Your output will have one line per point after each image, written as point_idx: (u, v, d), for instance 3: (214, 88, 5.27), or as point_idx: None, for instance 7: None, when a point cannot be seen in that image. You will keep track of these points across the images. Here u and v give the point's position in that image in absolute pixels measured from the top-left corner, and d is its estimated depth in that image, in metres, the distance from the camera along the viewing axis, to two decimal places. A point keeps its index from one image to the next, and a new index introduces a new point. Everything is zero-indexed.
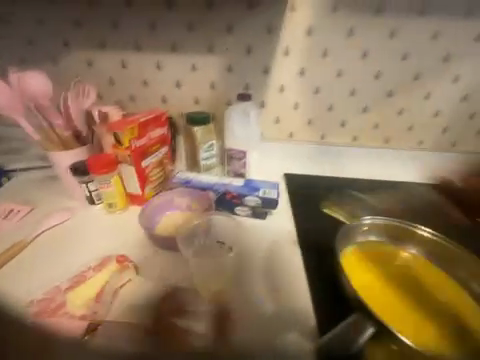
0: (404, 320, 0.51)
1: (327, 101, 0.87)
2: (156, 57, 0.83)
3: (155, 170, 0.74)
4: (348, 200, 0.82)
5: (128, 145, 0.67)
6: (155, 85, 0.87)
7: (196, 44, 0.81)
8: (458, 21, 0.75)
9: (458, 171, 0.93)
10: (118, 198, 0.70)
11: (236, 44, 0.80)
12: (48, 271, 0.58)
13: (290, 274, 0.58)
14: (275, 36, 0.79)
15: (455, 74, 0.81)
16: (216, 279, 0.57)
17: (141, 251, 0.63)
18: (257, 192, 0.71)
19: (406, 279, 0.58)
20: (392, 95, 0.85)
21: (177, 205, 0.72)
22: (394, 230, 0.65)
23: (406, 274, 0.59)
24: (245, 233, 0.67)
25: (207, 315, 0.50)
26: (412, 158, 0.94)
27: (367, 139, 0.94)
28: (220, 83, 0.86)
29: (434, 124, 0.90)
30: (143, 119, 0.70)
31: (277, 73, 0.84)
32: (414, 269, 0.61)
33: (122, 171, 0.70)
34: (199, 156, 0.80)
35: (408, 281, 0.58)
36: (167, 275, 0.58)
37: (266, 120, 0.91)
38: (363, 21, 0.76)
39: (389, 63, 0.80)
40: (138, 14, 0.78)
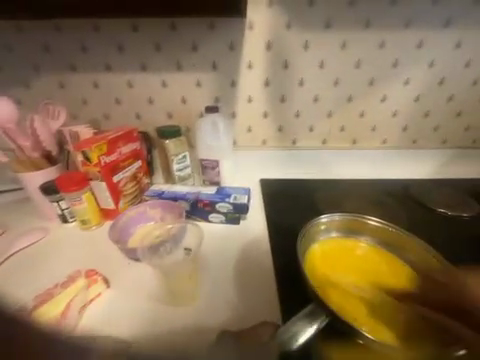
0: (370, 315, 0.51)
1: (293, 108, 0.93)
2: (127, 77, 0.87)
3: (129, 184, 0.76)
4: (321, 201, 0.85)
5: (97, 161, 0.69)
6: (128, 103, 0.91)
7: (164, 62, 0.85)
8: (401, 30, 0.81)
9: (420, 166, 1.00)
10: (91, 214, 0.71)
11: (203, 60, 0.85)
12: (19, 285, 0.59)
13: (260, 273, 0.60)
14: (236, 52, 0.84)
15: (405, 78, 0.88)
16: (183, 286, 0.56)
17: (112, 265, 0.63)
18: (228, 198, 0.74)
19: (363, 272, 0.60)
20: (353, 99, 0.91)
21: (150, 217, 0.73)
22: (350, 226, 0.66)
23: (363, 267, 0.61)
24: (217, 238, 0.69)
25: (174, 324, 0.50)
26: (378, 156, 1.00)
27: (335, 142, 0.99)
28: (191, 97, 0.90)
29: (393, 123, 0.96)
30: (112, 136, 0.72)
31: (244, 85, 0.89)
32: (371, 261, 0.63)
33: (94, 187, 0.71)
34: (173, 168, 0.83)
35: (365, 272, 0.60)
36: (140, 286, 0.58)
37: (239, 129, 0.95)
38: (317, 34, 0.82)
39: (344, 71, 0.87)
40: (105, 39, 0.82)
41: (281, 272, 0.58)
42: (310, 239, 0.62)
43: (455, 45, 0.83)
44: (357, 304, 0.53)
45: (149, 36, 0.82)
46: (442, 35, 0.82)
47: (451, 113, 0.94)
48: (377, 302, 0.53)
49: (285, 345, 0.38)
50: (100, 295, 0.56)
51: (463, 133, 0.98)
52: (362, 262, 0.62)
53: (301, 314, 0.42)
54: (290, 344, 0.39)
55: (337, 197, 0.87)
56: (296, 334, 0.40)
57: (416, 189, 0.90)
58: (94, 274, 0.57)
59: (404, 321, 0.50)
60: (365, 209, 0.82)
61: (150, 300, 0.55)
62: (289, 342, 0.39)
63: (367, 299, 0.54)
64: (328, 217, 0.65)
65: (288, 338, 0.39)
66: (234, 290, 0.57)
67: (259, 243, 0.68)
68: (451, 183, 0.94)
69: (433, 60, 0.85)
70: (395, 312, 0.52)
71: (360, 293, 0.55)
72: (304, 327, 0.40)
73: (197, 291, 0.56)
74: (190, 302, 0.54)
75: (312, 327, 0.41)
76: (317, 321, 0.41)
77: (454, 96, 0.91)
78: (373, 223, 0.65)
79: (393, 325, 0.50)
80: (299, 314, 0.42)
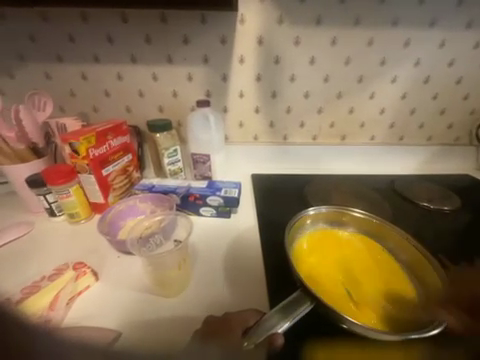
0: (354, 302, 0.52)
1: (284, 104, 0.94)
2: (116, 69, 0.85)
3: (120, 178, 0.76)
4: (311, 195, 0.86)
5: (86, 154, 0.67)
6: (117, 95, 0.90)
7: (155, 55, 0.84)
8: (389, 29, 0.83)
9: (404, 162, 1.05)
10: (79, 207, 0.70)
11: (195, 54, 0.84)
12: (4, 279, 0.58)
13: (248, 263, 0.61)
14: (227, 47, 0.84)
15: (392, 75, 0.90)
16: (172, 282, 0.55)
17: (102, 258, 0.63)
18: (219, 192, 0.75)
19: (349, 259, 0.62)
20: (342, 96, 0.93)
21: (140, 211, 0.73)
22: (335, 217, 0.68)
23: (349, 255, 0.63)
24: (209, 231, 0.71)
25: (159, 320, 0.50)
26: (366, 151, 1.03)
27: (326, 137, 1.02)
28: (182, 91, 0.90)
29: (381, 120, 0.99)
30: (101, 128, 0.71)
31: (236, 81, 0.89)
32: (357, 249, 0.64)
33: (82, 180, 0.70)
34: (165, 162, 0.83)
35: (351, 260, 0.61)
36: (130, 277, 0.58)
37: (231, 123, 0.96)
38: (308, 30, 0.82)
39: (334, 67, 0.88)
40: (93, 30, 0.80)
41: (269, 262, 0.60)
42: (296, 232, 0.63)
43: (440, 44, 0.86)
44: (355, 301, 0.53)
45: (139, 27, 0.80)
46: (428, 35, 0.84)
47: (435, 111, 0.98)
48: (361, 288, 0.55)
49: (272, 328, 0.40)
50: (88, 288, 0.55)
51: (446, 130, 1.02)
52: (349, 249, 0.64)
53: (288, 299, 0.44)
54: (277, 327, 0.40)
55: (327, 189, 0.90)
56: (282, 318, 0.41)
57: (401, 184, 0.94)
58: (83, 267, 0.57)
59: (383, 308, 0.52)
60: (352, 202, 0.85)
61: (140, 292, 0.55)
62: (276, 326, 0.40)
63: (359, 296, 0.54)
64: (315, 209, 0.66)
65: (275, 322, 0.40)
66: (224, 280, 0.57)
67: (249, 235, 0.69)
68: (432, 179, 0.99)
69: (419, 59, 0.88)
70: (374, 298, 0.54)
71: (351, 290, 0.55)
72: (290, 312, 0.42)
73: (187, 281, 0.57)
74: (178, 293, 0.55)
75: (299, 312, 0.43)
76: (303, 306, 0.43)
77: (438, 95, 0.94)
78: (358, 215, 0.67)
79: (374, 311, 0.52)
80: (285, 301, 0.44)
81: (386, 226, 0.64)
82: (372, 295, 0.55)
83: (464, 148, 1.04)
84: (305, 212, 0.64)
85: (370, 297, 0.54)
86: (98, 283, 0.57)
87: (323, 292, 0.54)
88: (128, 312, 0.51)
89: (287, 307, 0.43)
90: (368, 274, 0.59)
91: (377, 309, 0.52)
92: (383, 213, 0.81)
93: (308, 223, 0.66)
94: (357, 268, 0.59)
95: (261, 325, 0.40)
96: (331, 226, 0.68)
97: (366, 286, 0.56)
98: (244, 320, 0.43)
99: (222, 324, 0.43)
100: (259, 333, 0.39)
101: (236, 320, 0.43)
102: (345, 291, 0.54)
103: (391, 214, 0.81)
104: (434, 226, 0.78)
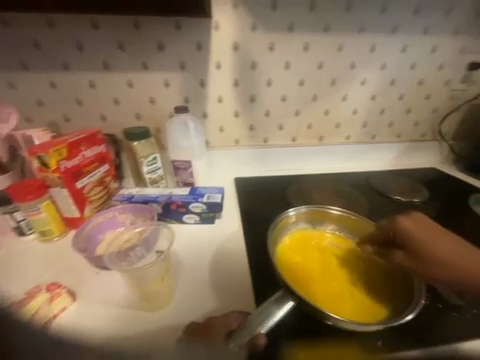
0: (337, 299, 0.54)
1: (263, 108, 0.96)
2: (87, 77, 0.82)
3: (96, 189, 0.73)
4: (293, 195, 0.89)
5: (57, 166, 0.63)
6: (90, 103, 0.86)
7: (128, 62, 0.82)
8: (356, 35, 0.88)
9: (378, 159, 1.11)
10: (52, 224, 0.66)
11: (170, 60, 0.83)
12: None
13: (233, 268, 0.61)
14: (204, 52, 0.84)
15: (362, 78, 0.96)
16: (155, 296, 0.53)
17: (79, 276, 0.59)
18: (202, 198, 0.74)
19: (330, 256, 0.63)
20: (318, 99, 0.97)
21: (119, 223, 0.70)
22: (314, 215, 0.70)
23: (330, 251, 0.64)
24: (193, 238, 0.70)
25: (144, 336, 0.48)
26: (343, 151, 1.08)
27: (305, 138, 1.05)
28: (159, 97, 0.88)
29: (354, 121, 1.04)
30: (72, 138, 0.68)
31: (214, 86, 0.89)
32: (337, 245, 0.66)
33: (54, 195, 0.66)
34: (144, 170, 0.80)
35: (333, 256, 0.63)
36: (110, 294, 0.56)
37: (211, 128, 0.96)
38: (281, 36, 0.85)
39: (308, 71, 0.92)
40: (61, 36, 0.76)
41: (254, 267, 0.60)
42: (278, 234, 0.64)
43: (402, 49, 0.92)
44: (339, 298, 0.54)
45: (111, 33, 0.77)
46: (391, 41, 0.90)
47: (402, 111, 1.05)
48: (344, 285, 0.57)
49: (256, 329, 0.40)
50: (64, 310, 0.52)
51: (413, 128, 1.10)
52: (330, 246, 0.65)
53: (271, 299, 0.44)
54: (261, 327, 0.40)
55: (308, 188, 0.93)
56: (267, 318, 0.42)
57: (376, 180, 1.00)
58: (57, 288, 0.53)
59: (366, 302, 0.54)
60: (332, 200, 0.88)
61: (123, 308, 0.53)
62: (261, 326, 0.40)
63: (342, 292, 0.55)
64: (295, 209, 0.68)
65: (260, 322, 0.41)
66: (210, 288, 0.57)
67: (234, 239, 0.69)
68: (403, 174, 1.06)
69: (385, 63, 0.94)
70: (357, 293, 0.56)
71: (335, 287, 0.56)
72: (274, 311, 0.43)
73: (173, 292, 0.55)
74: (163, 305, 0.53)
75: (280, 311, 0.43)
76: (285, 304, 0.44)
77: (404, 96, 1.02)
78: (335, 212, 0.69)
79: (358, 306, 0.53)
80: (269, 301, 0.44)
81: (360, 220, 0.67)
82: (355, 290, 0.56)
83: (429, 144, 1.13)
84: (284, 214, 0.65)
85: (352, 292, 0.56)
86: (75, 304, 0.54)
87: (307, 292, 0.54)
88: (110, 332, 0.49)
89: (272, 307, 0.43)
90: (349, 268, 0.60)
91: (361, 301, 0.54)
92: (361, 209, 0.85)
93: (288, 224, 0.67)
94: (339, 264, 0.61)
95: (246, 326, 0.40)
96: (310, 225, 0.70)
97: (349, 282, 0.57)
98: (227, 324, 0.43)
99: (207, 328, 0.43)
100: (244, 334, 0.39)
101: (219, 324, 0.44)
102: (328, 288, 0.56)
103: (368, 210, 0.85)
104: None
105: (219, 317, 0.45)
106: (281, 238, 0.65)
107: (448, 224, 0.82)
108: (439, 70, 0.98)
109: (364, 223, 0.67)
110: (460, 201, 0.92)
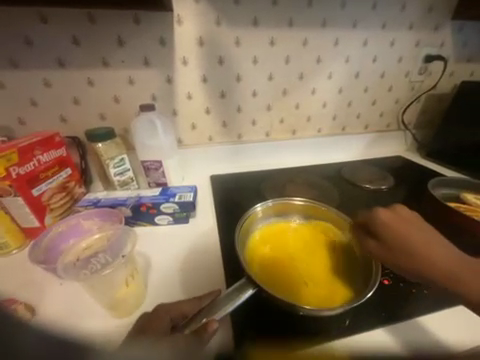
0: (302, 289, 0.55)
1: (234, 104, 0.95)
2: (41, 75, 0.76)
3: (57, 195, 0.69)
4: (268, 189, 0.90)
5: (6, 173, 0.58)
6: (48, 105, 0.80)
7: (87, 58, 0.77)
8: (320, 30, 0.90)
9: (348, 150, 1.16)
10: (8, 236, 0.62)
11: (132, 56, 0.79)
12: None
13: (207, 266, 0.61)
14: (168, 48, 0.81)
15: (328, 72, 0.98)
16: (124, 302, 0.51)
17: (40, 289, 0.56)
18: (173, 198, 0.73)
19: (295, 248, 0.65)
20: (287, 93, 0.98)
21: (85, 230, 0.65)
22: (280, 208, 0.71)
23: (295, 243, 0.66)
24: (166, 240, 0.68)
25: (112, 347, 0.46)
26: (315, 144, 1.11)
27: (278, 133, 1.06)
28: (125, 95, 0.84)
29: (324, 114, 1.07)
30: (24, 142, 0.62)
31: (182, 83, 0.87)
32: (302, 236, 0.68)
33: (7, 204, 0.61)
34: (111, 173, 0.77)
35: (297, 248, 0.65)
36: (75, 304, 0.53)
37: (183, 126, 0.94)
38: (246, 31, 0.84)
39: (276, 66, 0.92)
40: (5, 32, 0.70)
41: (229, 264, 0.60)
42: (247, 230, 0.64)
43: (363, 43, 0.96)
44: (303, 287, 0.55)
45: (63, 28, 0.72)
46: (353, 35, 0.94)
47: (368, 103, 1.10)
48: (308, 275, 0.58)
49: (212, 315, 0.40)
50: None
51: (378, 118, 1.15)
52: (295, 238, 0.67)
53: (231, 288, 0.44)
54: (215, 313, 0.41)
55: (283, 182, 0.95)
56: (225, 305, 0.41)
57: (346, 170, 1.04)
58: (14, 303, 0.48)
59: (329, 288, 0.56)
60: (306, 191, 0.91)
61: (88, 318, 0.51)
62: (215, 313, 0.40)
63: (307, 281, 0.56)
64: (262, 204, 0.68)
65: (216, 310, 0.41)
66: (183, 288, 0.56)
67: (208, 237, 0.69)
68: (371, 163, 1.12)
69: (348, 57, 0.97)
70: (320, 281, 0.57)
71: (299, 278, 0.57)
72: (234, 299, 0.42)
73: (143, 296, 0.54)
74: (132, 311, 0.52)
75: (241, 298, 0.43)
76: (245, 293, 0.43)
77: (368, 88, 1.06)
78: (300, 202, 0.71)
79: (321, 293, 0.54)
80: (229, 291, 0.43)
81: (323, 208, 0.69)
82: (318, 278, 0.58)
83: (394, 134, 1.20)
84: (252, 209, 0.65)
85: (316, 280, 0.57)
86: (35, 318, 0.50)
87: (276, 284, 0.56)
88: None
89: (230, 295, 0.43)
90: (313, 258, 0.62)
91: (325, 286, 0.56)
92: (331, 199, 0.89)
93: (257, 220, 0.68)
94: (302, 255, 0.63)
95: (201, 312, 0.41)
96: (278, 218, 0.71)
97: (312, 272, 0.59)
98: (181, 313, 0.45)
99: (157, 319, 0.43)
100: (198, 320, 0.40)
101: (173, 314, 0.44)
102: (294, 278, 0.57)
103: (339, 199, 0.89)
104: (374, 205, 0.88)
105: (171, 305, 0.46)
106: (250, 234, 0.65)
107: (411, 208, 0.88)
108: (399, 63, 1.03)
109: (326, 211, 0.68)
110: (422, 186, 0.99)
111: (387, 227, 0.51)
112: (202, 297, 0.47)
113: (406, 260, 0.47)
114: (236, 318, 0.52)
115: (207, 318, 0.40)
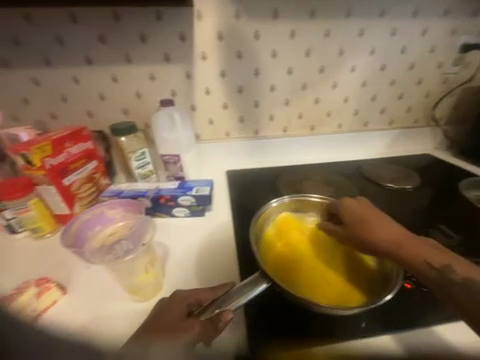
0: (317, 287, 0.55)
1: (252, 99, 0.95)
2: (70, 72, 0.81)
3: (85, 186, 0.73)
4: (283, 185, 0.89)
5: (41, 164, 0.64)
6: (76, 101, 0.86)
7: (112, 56, 0.80)
8: (344, 20, 0.86)
9: (370, 147, 1.11)
10: (42, 221, 0.68)
11: (154, 52, 0.82)
12: None
13: (222, 258, 0.62)
14: (187, 44, 0.82)
15: (351, 65, 0.94)
16: (143, 288, 0.54)
17: (69, 271, 0.60)
18: (191, 191, 0.75)
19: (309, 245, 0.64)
20: (307, 87, 0.95)
21: (108, 218, 0.68)
22: (296, 205, 0.69)
23: (309, 241, 0.65)
24: (183, 231, 0.71)
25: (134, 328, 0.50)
26: (335, 140, 1.08)
27: (296, 128, 1.04)
28: (146, 91, 0.87)
29: (345, 109, 1.03)
30: (57, 135, 0.67)
31: (201, 78, 0.88)
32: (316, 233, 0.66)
33: (42, 192, 0.67)
34: (133, 165, 0.80)
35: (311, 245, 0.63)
36: (100, 286, 0.57)
37: (200, 121, 0.96)
38: (266, 24, 0.83)
39: (296, 60, 0.90)
40: (40, 33, 0.75)
41: (243, 257, 0.61)
42: (261, 226, 0.64)
43: (391, 32, 0.90)
44: (318, 284, 0.55)
45: (90, 27, 0.76)
46: (380, 24, 0.88)
47: (394, 97, 1.03)
48: (323, 273, 0.57)
49: (226, 305, 0.41)
50: (55, 303, 0.54)
51: (405, 114, 1.08)
52: (308, 236, 0.66)
53: (246, 280, 0.44)
54: (228, 305, 0.41)
55: (299, 178, 0.93)
56: (239, 296, 0.42)
57: (368, 168, 1.00)
58: (46, 282, 0.55)
59: (345, 288, 0.55)
60: (323, 189, 0.89)
61: (111, 299, 0.55)
62: (231, 304, 0.41)
63: (322, 280, 0.56)
64: (277, 200, 0.67)
65: (230, 301, 0.41)
66: (198, 278, 0.58)
67: (223, 230, 0.70)
68: (395, 161, 1.06)
69: (374, 48, 0.92)
70: (335, 280, 0.56)
71: (314, 275, 0.57)
72: (248, 291, 0.43)
73: (161, 283, 0.57)
74: (151, 296, 0.55)
75: (255, 291, 0.43)
76: (260, 286, 0.43)
77: (395, 81, 1.00)
78: (317, 199, 0.69)
79: (336, 293, 0.54)
80: (244, 283, 0.44)
81: None
82: (334, 277, 0.57)
83: (423, 130, 1.12)
84: (267, 205, 0.65)
85: (331, 279, 0.56)
86: (66, 296, 0.55)
87: (289, 280, 0.56)
88: (98, 324, 0.50)
89: (245, 287, 0.43)
90: (327, 256, 0.61)
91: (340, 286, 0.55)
92: (350, 197, 0.86)
93: (272, 216, 0.67)
94: (316, 252, 0.62)
95: (215, 302, 0.42)
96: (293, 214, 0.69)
97: (326, 269, 0.58)
98: (197, 299, 0.46)
99: (176, 306, 0.45)
100: (213, 309, 0.41)
101: (190, 301, 0.46)
102: (308, 275, 0.57)
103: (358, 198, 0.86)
104: (397, 205, 0.84)
105: (189, 292, 0.48)
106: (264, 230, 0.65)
107: (438, 209, 0.82)
108: (431, 53, 0.96)
109: None
110: (451, 187, 0.92)
111: (353, 215, 0.57)
112: (217, 287, 0.48)
113: (375, 244, 0.52)
114: (250, 310, 0.52)
115: (221, 308, 0.41)
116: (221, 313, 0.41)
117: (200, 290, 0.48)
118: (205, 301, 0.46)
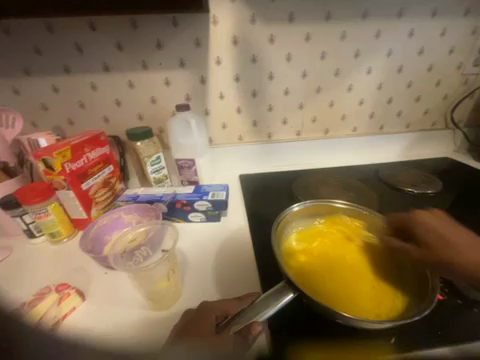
0: (345, 298, 0.51)
1: (265, 103, 0.94)
2: (89, 79, 0.83)
3: (102, 191, 0.74)
4: (299, 189, 0.87)
5: (62, 169, 0.64)
6: (93, 106, 0.87)
7: (128, 62, 0.81)
8: (360, 22, 0.84)
9: (386, 150, 1.08)
10: (60, 226, 0.68)
11: (169, 57, 0.82)
12: None
13: (240, 265, 0.60)
14: (203, 49, 0.82)
15: (367, 67, 0.92)
16: (162, 297, 0.53)
17: (86, 277, 0.60)
18: (206, 196, 0.74)
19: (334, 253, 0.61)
20: (321, 90, 0.94)
21: (126, 224, 0.71)
22: (318, 210, 0.68)
23: (335, 249, 0.62)
24: (199, 236, 0.70)
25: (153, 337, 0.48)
26: (350, 143, 1.05)
27: (309, 132, 1.02)
28: (160, 97, 0.88)
29: (360, 112, 1.01)
30: (76, 140, 0.68)
31: (215, 83, 0.88)
32: (341, 241, 0.64)
33: (61, 197, 0.67)
34: (148, 170, 0.80)
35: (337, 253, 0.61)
36: (118, 293, 0.56)
37: (214, 126, 0.96)
38: (283, 28, 0.83)
39: (310, 63, 0.89)
40: (59, 40, 0.77)
41: (263, 264, 0.58)
42: (282, 231, 0.62)
43: (410, 33, 0.88)
44: (345, 295, 0.52)
45: (108, 34, 0.77)
46: (397, 25, 0.86)
47: (411, 98, 1.01)
48: (351, 283, 0.54)
49: (252, 318, 0.39)
50: (74, 310, 0.53)
51: (422, 116, 1.05)
52: (334, 244, 0.63)
53: (271, 291, 0.42)
54: (254, 317, 0.39)
55: (314, 183, 0.91)
56: (265, 308, 0.40)
57: (385, 172, 0.97)
58: (66, 288, 0.55)
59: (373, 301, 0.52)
60: (339, 194, 0.86)
61: (129, 308, 0.53)
62: (256, 317, 0.39)
63: (349, 290, 0.53)
64: (299, 204, 0.66)
65: (255, 313, 0.39)
66: (217, 286, 0.56)
67: (240, 236, 0.68)
68: (413, 164, 1.03)
69: (391, 49, 0.90)
70: (363, 290, 0.53)
71: (340, 286, 0.54)
72: (274, 302, 0.41)
73: (179, 291, 0.55)
74: (169, 304, 0.53)
75: (281, 302, 0.41)
76: (285, 297, 0.42)
77: (412, 83, 0.97)
78: (340, 205, 0.67)
79: (365, 305, 0.51)
80: (270, 293, 0.42)
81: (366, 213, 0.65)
82: (361, 288, 0.54)
83: (441, 133, 1.08)
84: (289, 209, 0.63)
85: (359, 289, 0.53)
86: (84, 303, 0.54)
87: (314, 288, 0.53)
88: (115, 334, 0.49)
89: (271, 298, 0.41)
90: (354, 265, 0.58)
91: (371, 298, 0.52)
92: (370, 202, 0.83)
93: (293, 220, 0.66)
94: (342, 261, 0.59)
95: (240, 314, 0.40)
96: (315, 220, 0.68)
97: (353, 278, 0.55)
98: (225, 308, 0.45)
99: (203, 317, 0.43)
100: (240, 321, 0.39)
101: (218, 313, 0.44)
102: (335, 285, 0.54)
103: (376, 203, 0.83)
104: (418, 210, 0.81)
105: (216, 303, 0.46)
106: (286, 235, 0.63)
107: (464, 215, 0.78)
108: (450, 54, 0.93)
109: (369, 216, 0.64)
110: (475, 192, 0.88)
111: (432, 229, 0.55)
112: (243, 298, 0.48)
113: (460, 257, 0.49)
114: (273, 322, 0.50)
115: (247, 321, 0.39)
116: (252, 324, 0.40)
117: (227, 302, 0.47)
118: (232, 312, 0.45)
